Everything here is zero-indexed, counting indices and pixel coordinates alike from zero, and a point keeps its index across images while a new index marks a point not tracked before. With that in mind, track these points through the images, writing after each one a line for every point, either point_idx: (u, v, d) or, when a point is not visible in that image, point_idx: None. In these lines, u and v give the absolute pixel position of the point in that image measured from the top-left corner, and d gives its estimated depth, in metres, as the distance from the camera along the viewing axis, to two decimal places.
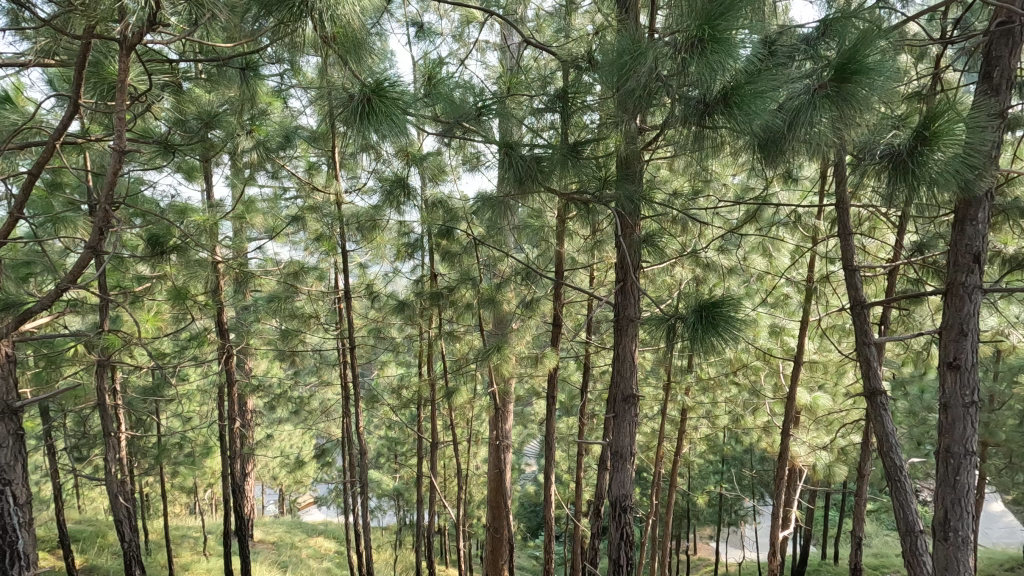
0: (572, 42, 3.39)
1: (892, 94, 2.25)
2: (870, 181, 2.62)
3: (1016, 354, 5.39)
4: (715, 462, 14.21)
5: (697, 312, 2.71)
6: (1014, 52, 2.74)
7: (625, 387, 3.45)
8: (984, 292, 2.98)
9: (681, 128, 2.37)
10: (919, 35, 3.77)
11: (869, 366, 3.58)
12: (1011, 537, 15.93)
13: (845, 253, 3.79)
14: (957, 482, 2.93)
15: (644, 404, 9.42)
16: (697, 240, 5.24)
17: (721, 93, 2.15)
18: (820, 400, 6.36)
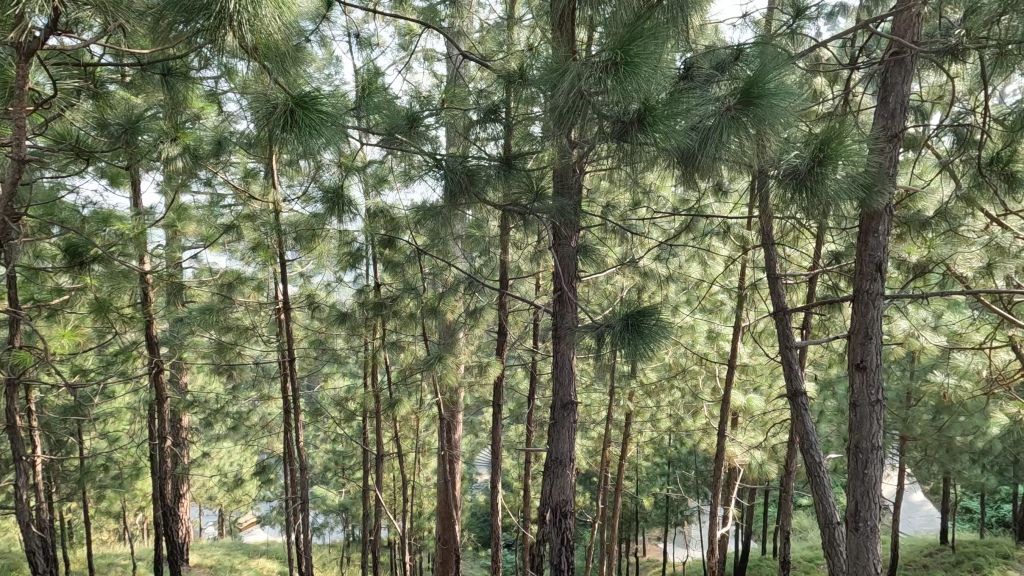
0: (511, 56, 3.45)
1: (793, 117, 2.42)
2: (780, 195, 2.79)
3: (924, 354, 5.84)
4: (661, 465, 14.63)
5: (624, 321, 2.82)
6: (906, 80, 3.01)
7: (564, 394, 3.55)
8: (888, 298, 3.23)
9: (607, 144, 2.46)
10: (831, 59, 4.05)
11: (791, 369, 3.81)
12: (929, 524, 17.11)
13: (769, 263, 4.02)
14: (866, 475, 3.15)
15: (591, 410, 9.62)
16: (636, 249, 5.42)
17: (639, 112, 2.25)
18: (753, 402, 6.67)
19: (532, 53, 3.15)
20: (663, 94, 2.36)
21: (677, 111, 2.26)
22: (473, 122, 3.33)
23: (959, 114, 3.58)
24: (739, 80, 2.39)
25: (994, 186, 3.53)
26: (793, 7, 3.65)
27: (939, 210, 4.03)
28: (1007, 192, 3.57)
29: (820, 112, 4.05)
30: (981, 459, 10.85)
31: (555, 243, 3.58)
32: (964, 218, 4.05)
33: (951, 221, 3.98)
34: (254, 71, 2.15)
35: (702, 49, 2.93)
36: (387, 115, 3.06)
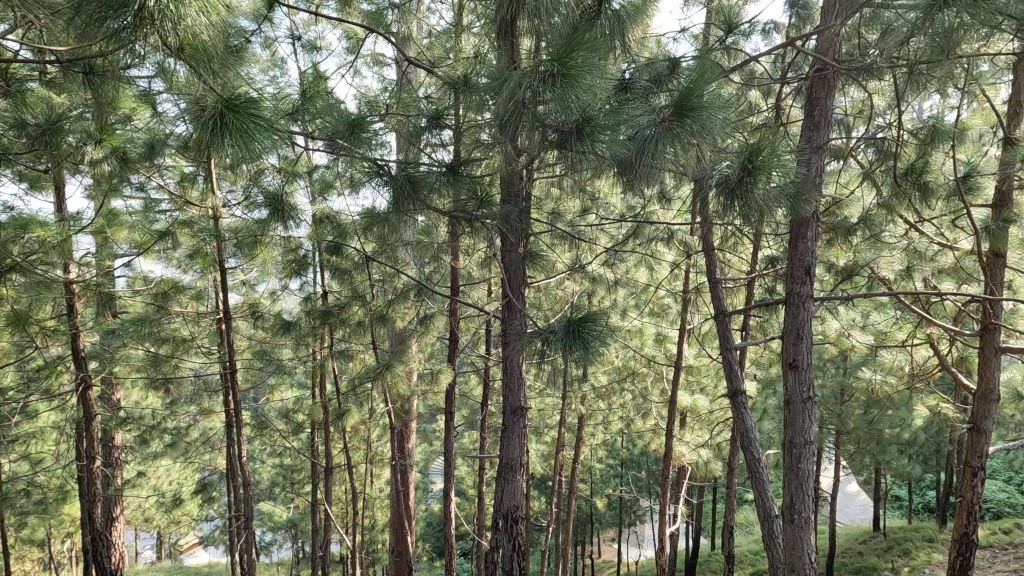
0: (457, 63, 3.45)
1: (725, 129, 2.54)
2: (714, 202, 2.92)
3: (853, 353, 6.19)
4: (614, 466, 14.89)
5: (567, 325, 2.84)
6: (829, 94, 3.25)
7: (514, 400, 3.57)
8: (816, 300, 3.41)
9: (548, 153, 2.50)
10: (765, 74, 4.26)
11: (731, 369, 3.96)
12: (864, 514, 18.09)
13: (709, 268, 4.17)
14: (799, 469, 3.31)
15: (544, 414, 9.68)
16: (585, 254, 5.51)
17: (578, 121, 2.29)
18: (699, 402, 6.88)
19: (478, 61, 3.17)
20: (602, 105, 2.43)
21: (616, 122, 2.32)
22: (419, 128, 3.31)
23: (878, 128, 3.84)
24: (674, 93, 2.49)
25: (910, 195, 3.79)
26: (729, 23, 3.81)
27: (863, 217, 4.29)
28: (922, 200, 3.85)
29: (755, 123, 4.24)
30: (908, 450, 11.57)
31: (502, 250, 3.60)
32: (886, 225, 4.33)
33: (874, 227, 4.24)
34: (184, 72, 2.06)
35: (640, 63, 3.04)
36: (330, 120, 3.00)
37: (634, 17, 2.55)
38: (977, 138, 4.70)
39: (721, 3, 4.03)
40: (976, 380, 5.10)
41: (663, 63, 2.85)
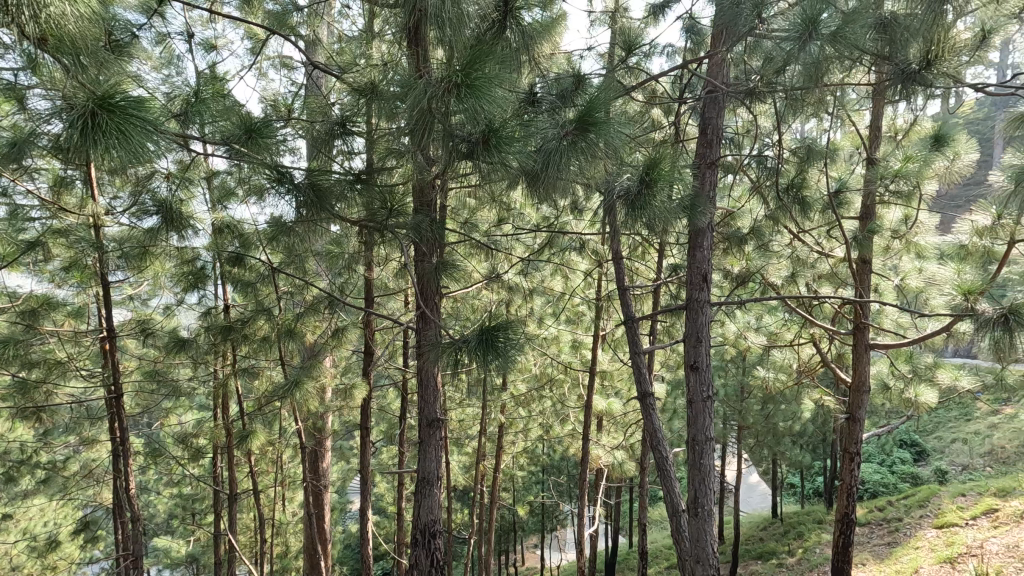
0: (365, 70, 3.38)
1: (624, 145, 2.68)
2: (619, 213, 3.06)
3: (750, 353, 6.69)
4: (536, 473, 15.08)
5: (479, 334, 2.81)
6: (718, 114, 3.51)
7: (430, 412, 3.52)
8: (713, 305, 3.66)
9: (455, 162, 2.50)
10: (665, 94, 4.54)
11: (640, 373, 4.15)
12: (764, 502, 19.50)
13: (618, 276, 4.37)
14: (701, 465, 3.52)
15: (464, 425, 9.63)
16: (501, 264, 5.57)
17: (485, 132, 2.32)
18: (613, 405, 7.14)
19: (387, 68, 3.13)
20: (508, 118, 2.48)
21: (520, 134, 2.36)
22: (325, 136, 3.19)
23: (762, 146, 4.21)
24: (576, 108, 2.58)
25: (791, 207, 4.18)
26: (631, 44, 4.03)
27: (753, 228, 4.67)
28: (801, 213, 4.25)
29: (657, 139, 4.50)
30: (799, 440, 12.64)
31: (414, 260, 3.55)
32: (772, 235, 4.75)
33: (763, 237, 4.62)
34: (48, 68, 1.85)
35: (546, 80, 3.14)
36: (226, 123, 2.83)
37: (539, 35, 2.64)
38: (846, 158, 5.27)
39: (625, 25, 4.25)
40: (851, 374, 5.68)
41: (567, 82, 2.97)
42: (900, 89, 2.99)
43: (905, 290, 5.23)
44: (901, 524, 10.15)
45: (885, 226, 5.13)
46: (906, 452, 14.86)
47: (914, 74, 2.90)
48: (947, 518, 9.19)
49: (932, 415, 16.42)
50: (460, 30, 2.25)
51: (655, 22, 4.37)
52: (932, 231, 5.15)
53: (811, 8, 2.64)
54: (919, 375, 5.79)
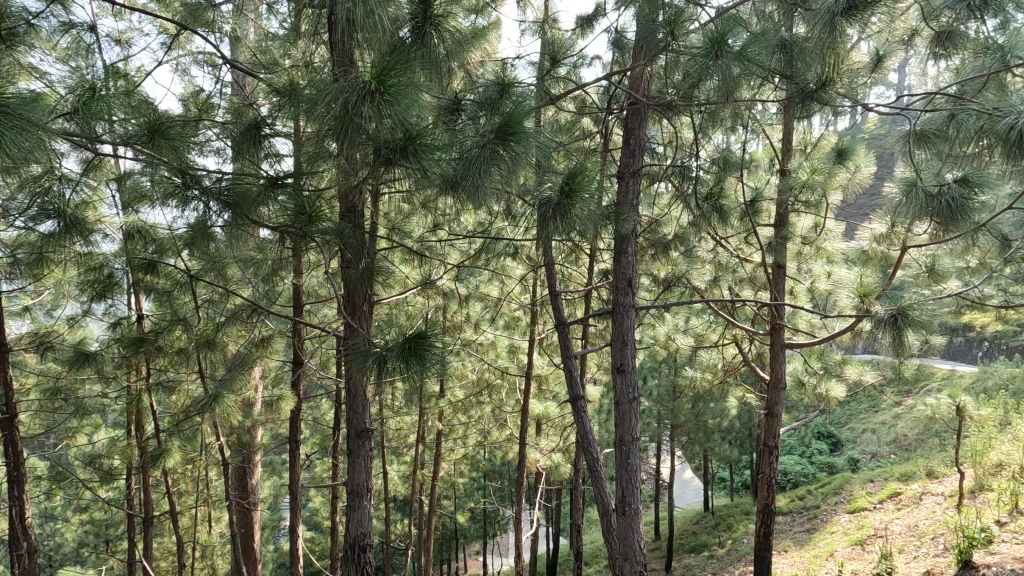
0: (288, 71, 3.26)
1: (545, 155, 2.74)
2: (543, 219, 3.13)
3: (678, 356, 6.97)
4: (477, 479, 15.02)
5: (402, 344, 2.72)
6: (641, 125, 3.66)
7: (359, 423, 3.44)
8: (638, 309, 3.79)
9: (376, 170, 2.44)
10: (594, 104, 4.67)
11: (571, 377, 4.23)
12: (697, 497, 20.32)
13: (549, 282, 4.44)
14: (629, 465, 3.62)
15: (402, 433, 9.46)
16: (435, 270, 5.52)
17: (404, 139, 2.28)
18: (550, 409, 7.24)
19: (310, 70, 3.03)
20: (429, 127, 2.47)
21: (439, 141, 2.34)
22: (244, 138, 3.04)
23: (684, 157, 4.41)
24: (497, 118, 2.61)
25: (710, 215, 4.39)
26: (560, 54, 4.11)
27: (678, 234, 4.89)
28: (720, 220, 4.50)
29: (586, 147, 4.60)
30: (727, 436, 13.28)
31: (342, 268, 3.46)
32: (695, 242, 4.96)
33: (687, 243, 4.84)
34: None
35: (470, 89, 3.16)
36: (132, 122, 2.63)
37: (460, 45, 2.65)
38: (761, 169, 5.64)
39: (555, 36, 4.35)
40: (769, 373, 6.02)
41: (491, 91, 2.98)
42: (802, 105, 3.32)
43: (815, 292, 5.61)
44: (819, 511, 10.87)
45: (797, 233, 5.49)
46: (823, 443, 15.91)
47: (811, 93, 3.24)
48: (858, 504, 9.90)
49: (845, 408, 17.66)
50: (377, 37, 2.23)
51: (584, 34, 4.48)
52: (837, 238, 5.58)
53: (718, 29, 2.81)
54: (829, 371, 6.23)
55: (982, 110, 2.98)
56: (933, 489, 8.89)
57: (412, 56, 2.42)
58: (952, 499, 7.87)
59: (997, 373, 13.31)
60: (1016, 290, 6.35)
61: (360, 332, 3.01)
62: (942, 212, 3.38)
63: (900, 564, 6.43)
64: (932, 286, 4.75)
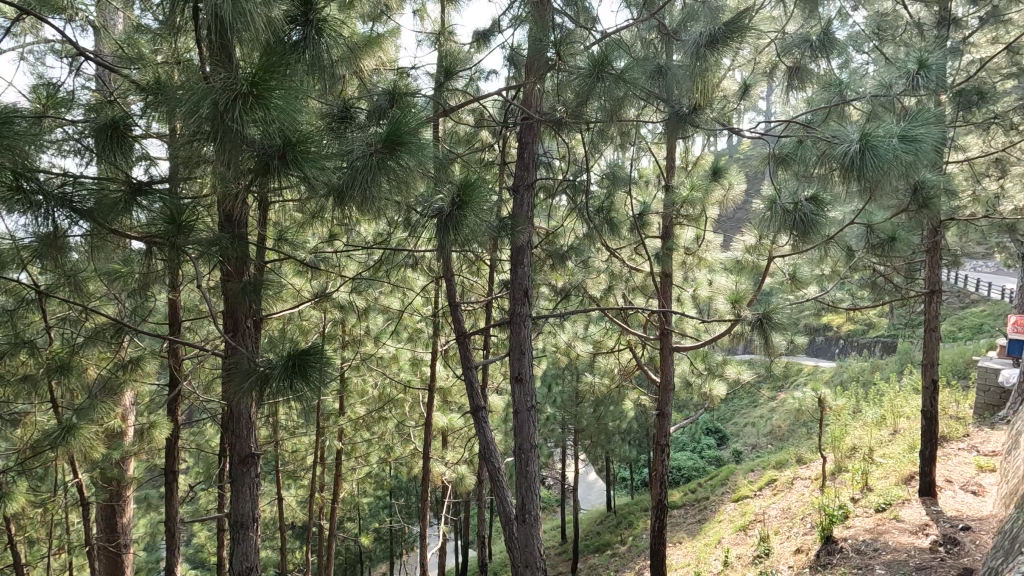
0: (161, 67, 2.96)
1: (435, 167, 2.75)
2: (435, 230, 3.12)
3: (577, 362, 7.21)
4: (382, 497, 14.52)
5: (285, 362, 2.54)
6: (534, 139, 3.78)
7: (242, 447, 3.21)
8: (534, 320, 3.87)
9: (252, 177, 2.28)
10: (492, 116, 4.73)
11: (472, 388, 4.23)
12: (600, 497, 21.07)
13: (449, 292, 4.42)
14: (528, 472, 3.68)
15: (299, 455, 8.93)
16: (330, 281, 5.28)
17: (282, 145, 2.16)
18: (454, 420, 7.18)
19: (182, 68, 2.77)
20: (311, 134, 2.36)
21: (321, 148, 2.25)
22: (103, 139, 2.70)
23: (577, 171, 4.61)
24: (385, 126, 2.57)
25: (602, 227, 4.60)
26: (458, 66, 4.12)
27: (573, 245, 5.08)
28: (611, 232, 4.73)
29: (485, 159, 4.65)
30: (626, 437, 13.92)
31: (222, 281, 3.20)
32: (589, 253, 5.18)
33: (582, 254, 5.04)
34: None
35: (361, 96, 3.08)
36: None
37: (345, 49, 2.56)
38: (650, 185, 6.02)
39: (452, 49, 4.36)
40: (659, 376, 6.40)
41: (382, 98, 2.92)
42: (679, 128, 3.54)
43: (697, 299, 6.06)
44: (708, 502, 11.70)
45: (681, 244, 5.91)
46: (711, 438, 17.18)
47: (685, 116, 3.50)
48: (741, 492, 10.79)
49: (729, 404, 19.20)
50: (249, 36, 2.09)
51: (481, 48, 4.54)
52: (716, 249, 6.08)
53: (603, 50, 2.99)
54: (712, 372, 6.73)
55: (824, 139, 3.40)
56: (801, 474, 9.91)
57: (292, 59, 2.30)
58: (817, 482, 8.80)
59: (851, 367, 15.13)
60: (862, 294, 7.27)
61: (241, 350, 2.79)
62: (796, 226, 3.80)
63: (776, 544, 7.06)
64: (794, 292, 5.32)
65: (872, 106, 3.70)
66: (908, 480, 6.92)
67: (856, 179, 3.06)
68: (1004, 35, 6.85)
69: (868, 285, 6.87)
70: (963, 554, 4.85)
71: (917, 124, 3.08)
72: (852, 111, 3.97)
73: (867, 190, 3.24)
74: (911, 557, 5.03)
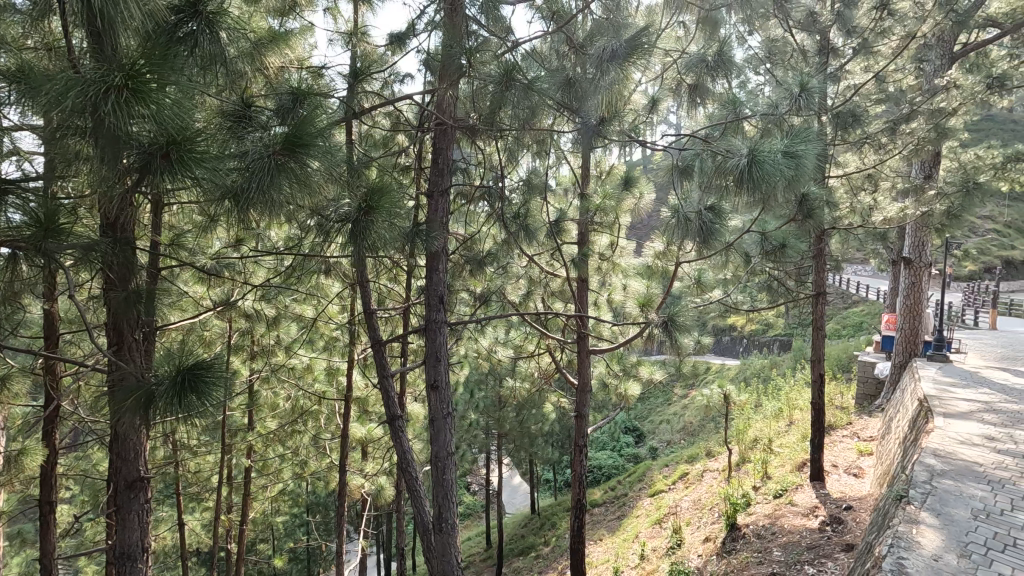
0: (26, 50, 2.64)
1: (340, 170, 2.66)
2: (342, 236, 3.02)
3: (498, 367, 7.24)
4: (298, 514, 13.83)
5: (175, 375, 2.36)
6: (448, 146, 3.77)
7: (129, 472, 2.94)
8: (450, 326, 3.85)
9: (133, 177, 2.09)
10: (408, 121, 4.66)
11: (388, 398, 4.12)
12: (525, 500, 21.29)
13: (363, 300, 4.29)
14: (444, 480, 3.64)
15: (202, 475, 8.30)
16: (233, 289, 4.96)
17: (166, 144, 2.01)
18: (373, 431, 6.98)
19: (52, 53, 2.49)
20: (202, 132, 2.20)
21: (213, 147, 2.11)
22: None
23: (493, 177, 4.63)
24: (285, 127, 2.45)
25: (519, 233, 4.66)
26: (372, 68, 4.02)
27: (491, 251, 5.11)
28: (527, 239, 4.80)
29: (401, 164, 4.56)
30: (549, 439, 14.17)
31: (102, 290, 2.91)
32: (507, 259, 5.22)
33: (500, 260, 5.08)
34: None
35: (262, 93, 2.92)
36: None
37: (242, 44, 2.42)
38: (566, 193, 6.19)
39: (367, 50, 4.25)
40: (576, 378, 6.56)
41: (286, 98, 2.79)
42: (588, 138, 3.68)
43: (611, 304, 6.28)
44: (627, 499, 12.15)
45: (595, 251, 6.10)
46: (629, 437, 17.87)
47: (594, 127, 3.63)
48: (657, 487, 11.29)
49: (645, 404, 20.06)
50: (123, 21, 1.92)
51: (397, 51, 4.46)
52: (629, 255, 6.33)
53: (512, 60, 3.06)
54: (627, 372, 7.01)
55: (720, 152, 3.64)
56: (710, 466, 10.53)
57: (177, 51, 2.14)
58: (724, 473, 9.38)
59: (754, 365, 16.30)
60: (760, 297, 7.86)
61: (125, 367, 2.56)
62: (698, 233, 4.05)
63: (687, 535, 7.45)
64: (700, 295, 5.65)
65: (764, 124, 4.02)
66: (801, 467, 7.54)
67: (747, 190, 3.30)
68: (874, 65, 7.71)
69: (764, 289, 7.43)
70: (846, 531, 5.33)
71: (798, 141, 3.37)
72: (747, 128, 4.29)
73: (758, 201, 3.51)
74: (803, 538, 5.47)
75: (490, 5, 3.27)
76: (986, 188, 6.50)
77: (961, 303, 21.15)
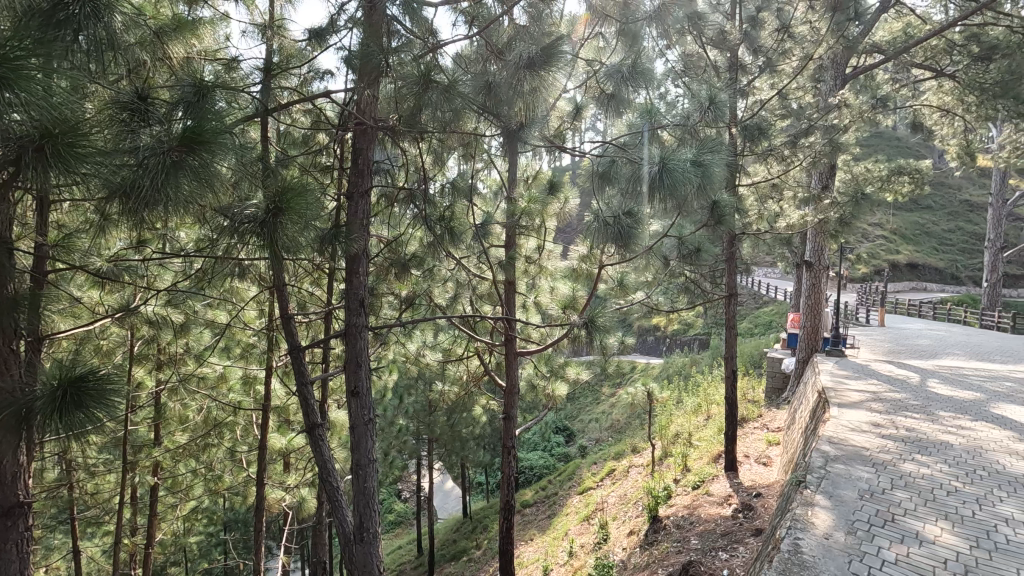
0: None
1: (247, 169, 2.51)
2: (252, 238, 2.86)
3: (425, 371, 7.12)
4: (214, 533, 12.99)
5: (55, 389, 2.14)
6: (368, 146, 3.68)
7: (6, 496, 2.67)
8: (372, 330, 3.76)
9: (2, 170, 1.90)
10: (330, 119, 4.50)
11: (308, 405, 3.96)
12: (457, 505, 21.16)
13: (280, 305, 4.09)
14: (365, 488, 3.55)
15: (101, 496, 7.61)
16: (135, 294, 4.59)
17: (41, 137, 1.84)
18: (293, 441, 6.67)
19: None
20: (86, 125, 2.03)
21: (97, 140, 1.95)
22: None
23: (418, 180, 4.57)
24: (185, 122, 2.29)
25: (444, 236, 4.63)
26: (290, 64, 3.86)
27: (417, 254, 5.04)
28: (453, 242, 4.77)
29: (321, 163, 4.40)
30: (480, 442, 14.17)
31: None
32: (433, 262, 5.16)
33: (425, 263, 5.02)
34: None
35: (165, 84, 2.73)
36: None
37: (139, 31, 2.24)
38: (494, 197, 6.21)
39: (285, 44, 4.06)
40: (504, 380, 6.59)
41: (190, 88, 2.59)
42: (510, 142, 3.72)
43: (538, 307, 6.36)
44: (557, 497, 12.36)
45: (521, 254, 6.16)
46: (560, 437, 18.21)
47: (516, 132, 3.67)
48: (586, 484, 11.56)
49: (575, 403, 20.52)
50: None
51: (318, 46, 4.29)
52: (555, 258, 6.45)
53: (430, 63, 3.04)
54: (554, 373, 7.14)
55: (636, 160, 3.81)
56: (635, 462, 10.92)
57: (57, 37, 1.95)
58: (647, 468, 9.76)
59: (675, 363, 17.09)
60: (679, 298, 8.23)
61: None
62: (618, 238, 4.21)
63: (612, 530, 7.67)
64: (622, 297, 5.86)
65: (678, 134, 4.23)
66: (716, 458, 7.99)
67: (660, 196, 3.46)
68: (779, 82, 8.31)
69: (683, 291, 7.79)
70: (755, 517, 5.69)
71: (707, 152, 3.59)
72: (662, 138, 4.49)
73: (672, 207, 3.69)
74: (717, 525, 5.79)
75: (411, 6, 3.23)
76: (874, 198, 7.18)
77: (856, 303, 23.23)
